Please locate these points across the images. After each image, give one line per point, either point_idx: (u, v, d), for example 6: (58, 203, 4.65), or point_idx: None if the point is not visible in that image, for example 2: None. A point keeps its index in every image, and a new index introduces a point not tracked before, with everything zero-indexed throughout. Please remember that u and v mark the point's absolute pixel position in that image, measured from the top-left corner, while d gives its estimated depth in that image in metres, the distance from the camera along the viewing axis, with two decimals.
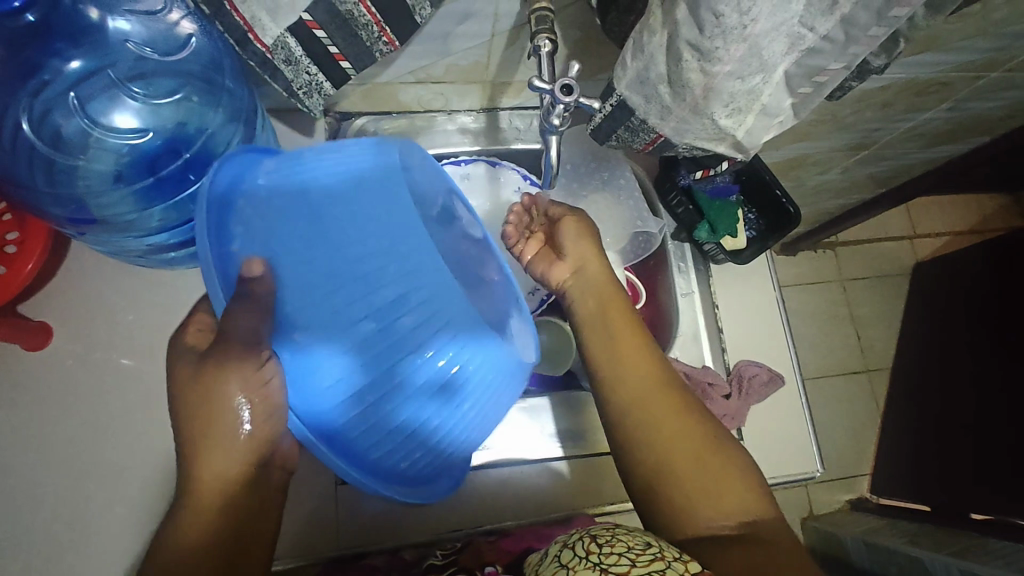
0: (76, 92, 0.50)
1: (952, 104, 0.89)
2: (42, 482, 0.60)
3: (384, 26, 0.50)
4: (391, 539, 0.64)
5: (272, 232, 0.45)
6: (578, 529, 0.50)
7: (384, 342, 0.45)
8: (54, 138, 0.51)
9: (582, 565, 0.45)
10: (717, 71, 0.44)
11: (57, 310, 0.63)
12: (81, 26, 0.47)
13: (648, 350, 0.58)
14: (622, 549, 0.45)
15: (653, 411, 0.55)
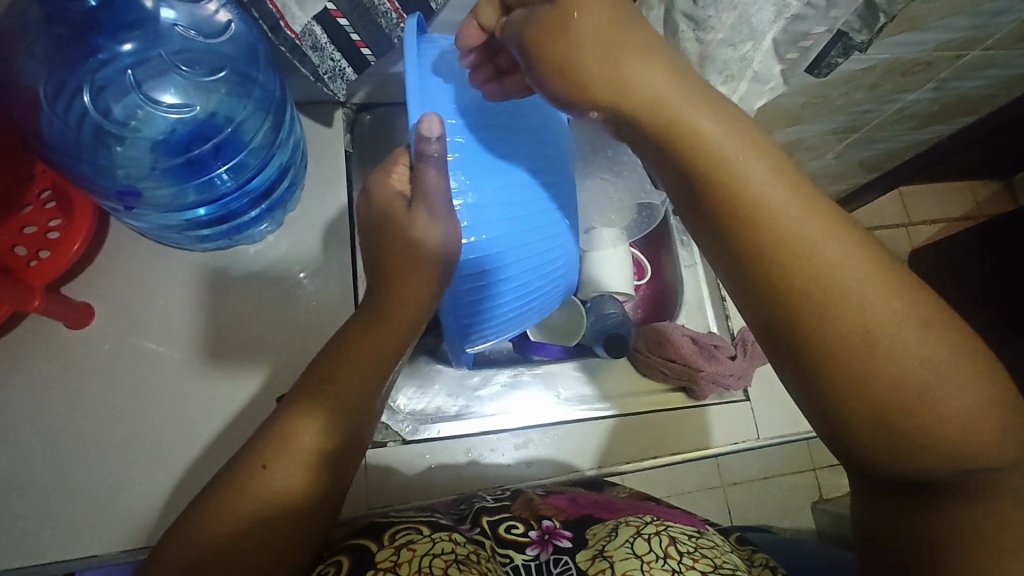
0: (133, 72, 0.55)
1: (936, 85, 0.94)
2: (87, 456, 0.63)
3: (401, 12, 0.55)
4: (425, 497, 0.67)
5: (454, 122, 0.50)
6: (654, 524, 0.53)
7: (527, 239, 0.53)
8: (104, 112, 0.55)
9: (658, 566, 0.49)
10: (711, 39, 0.48)
11: (95, 293, 0.67)
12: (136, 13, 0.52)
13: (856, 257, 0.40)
14: (701, 565, 0.49)
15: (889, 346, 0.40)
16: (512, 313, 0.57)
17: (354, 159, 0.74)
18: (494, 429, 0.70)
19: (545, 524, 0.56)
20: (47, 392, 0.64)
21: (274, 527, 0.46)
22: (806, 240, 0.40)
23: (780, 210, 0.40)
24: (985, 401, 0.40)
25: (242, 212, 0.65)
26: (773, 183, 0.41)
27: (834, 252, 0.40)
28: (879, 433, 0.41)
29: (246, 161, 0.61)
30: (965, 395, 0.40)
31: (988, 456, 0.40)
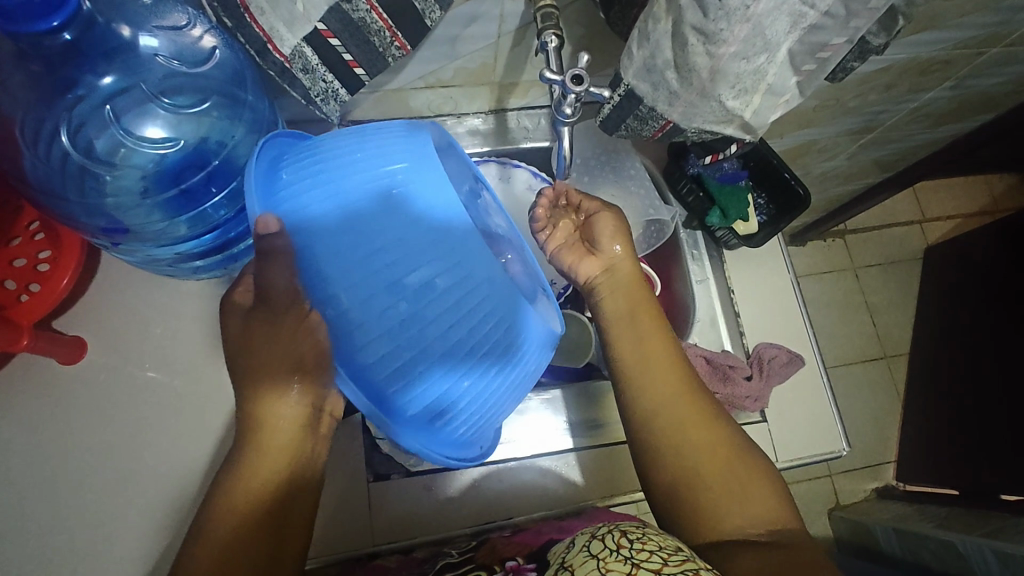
0: (111, 106, 0.53)
1: (955, 83, 0.90)
2: (81, 493, 0.61)
3: (395, 31, 0.52)
4: (413, 536, 0.64)
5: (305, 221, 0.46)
6: (607, 524, 0.50)
7: (417, 313, 0.45)
8: (87, 148, 0.53)
9: (613, 559, 0.45)
10: (723, 52, 0.45)
11: (88, 324, 0.65)
12: (115, 45, 0.50)
13: (666, 362, 0.58)
14: (653, 548, 0.45)
15: (690, 455, 0.55)
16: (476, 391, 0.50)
17: None
18: (501, 458, 0.68)
19: (506, 567, 0.54)
20: (40, 429, 0.62)
21: (254, 544, 0.48)
22: (658, 392, 0.57)
23: (640, 370, 0.58)
24: (754, 476, 0.54)
25: (238, 239, 0.63)
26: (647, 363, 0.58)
27: (650, 352, 0.59)
28: (679, 477, 0.54)
29: (240, 187, 0.60)
30: (734, 450, 0.55)
31: (778, 522, 0.52)
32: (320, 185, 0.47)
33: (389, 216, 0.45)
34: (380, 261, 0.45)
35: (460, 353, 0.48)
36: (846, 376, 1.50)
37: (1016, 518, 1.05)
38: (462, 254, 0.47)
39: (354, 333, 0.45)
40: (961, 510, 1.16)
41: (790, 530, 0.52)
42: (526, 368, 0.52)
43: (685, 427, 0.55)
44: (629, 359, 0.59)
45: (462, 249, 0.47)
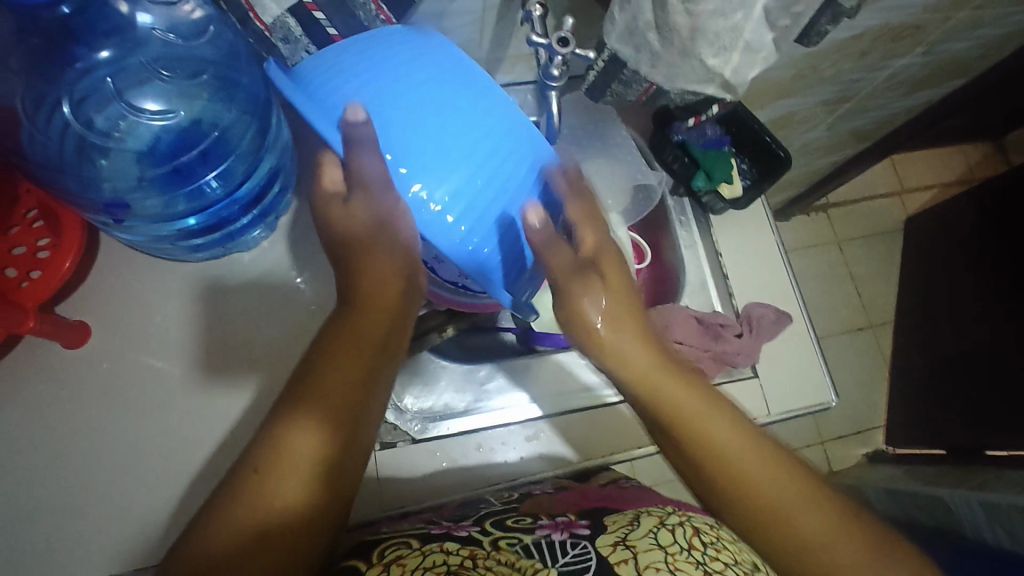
0: (110, 79, 0.56)
1: (926, 49, 0.93)
2: (89, 475, 0.62)
3: (379, 4, 0.54)
4: (432, 498, 0.66)
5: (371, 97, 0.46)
6: (677, 516, 0.54)
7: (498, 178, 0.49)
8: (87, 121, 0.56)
9: (682, 557, 0.48)
10: (701, 10, 0.47)
11: (88, 309, 0.65)
12: (114, 20, 0.53)
13: (693, 399, 0.55)
14: (723, 560, 0.49)
15: (751, 495, 0.54)
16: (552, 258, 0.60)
17: None
18: (502, 423, 0.69)
19: (562, 517, 0.55)
20: (47, 417, 0.63)
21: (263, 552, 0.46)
22: (713, 432, 0.55)
23: (688, 408, 0.55)
24: (829, 517, 0.54)
25: (233, 220, 0.64)
26: (714, 450, 0.54)
27: (693, 408, 0.55)
28: (738, 508, 0.54)
29: (234, 166, 0.61)
30: (789, 483, 0.54)
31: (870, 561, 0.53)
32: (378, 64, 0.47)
33: (451, 86, 0.48)
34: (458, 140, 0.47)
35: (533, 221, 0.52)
36: (834, 345, 1.53)
37: (1002, 471, 1.09)
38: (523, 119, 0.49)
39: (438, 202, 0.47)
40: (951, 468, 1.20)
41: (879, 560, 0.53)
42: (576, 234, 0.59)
43: (729, 471, 0.54)
44: (657, 394, 0.55)
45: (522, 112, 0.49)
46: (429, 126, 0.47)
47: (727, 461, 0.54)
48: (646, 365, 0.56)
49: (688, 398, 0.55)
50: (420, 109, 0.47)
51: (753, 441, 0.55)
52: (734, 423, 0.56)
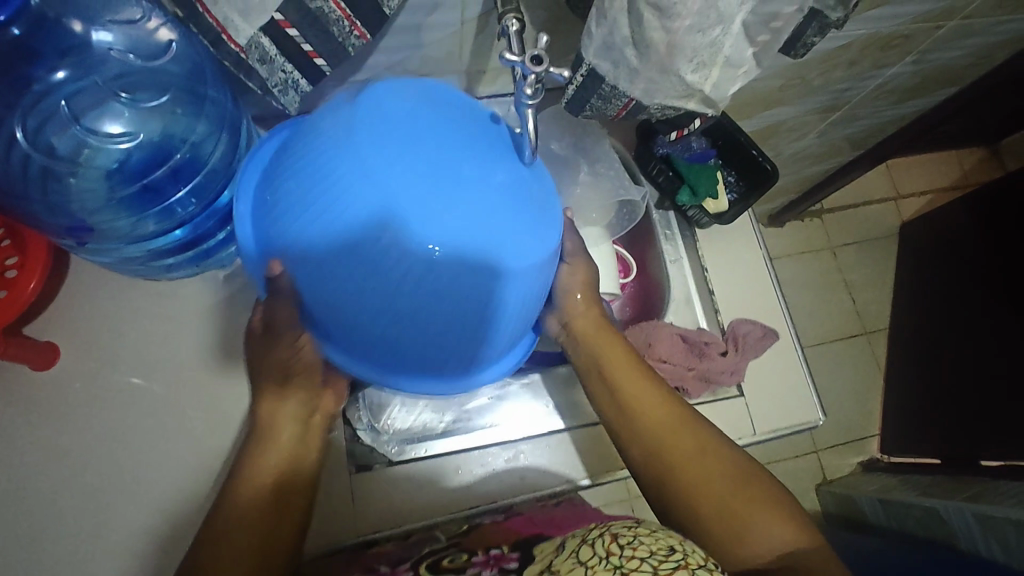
0: (69, 103, 0.55)
1: (916, 58, 0.92)
2: (57, 499, 0.61)
3: (353, 19, 0.53)
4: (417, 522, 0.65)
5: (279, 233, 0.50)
6: (598, 527, 0.49)
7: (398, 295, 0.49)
8: (51, 148, 0.56)
9: (602, 568, 0.44)
10: (678, 26, 0.46)
11: (58, 329, 0.64)
12: (69, 40, 0.52)
13: (632, 373, 0.63)
14: (644, 555, 0.44)
15: (676, 461, 0.60)
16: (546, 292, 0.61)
17: None
18: (480, 445, 0.68)
19: (489, 552, 0.55)
20: (16, 442, 0.61)
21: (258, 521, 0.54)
22: (636, 399, 0.62)
23: (619, 374, 0.63)
24: (748, 497, 0.58)
25: (209, 234, 0.64)
26: (642, 408, 0.62)
27: (624, 373, 0.63)
28: (662, 477, 0.60)
29: (206, 182, 0.61)
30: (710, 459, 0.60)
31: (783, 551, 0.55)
32: (285, 192, 0.50)
33: (335, 205, 0.47)
34: (348, 264, 0.48)
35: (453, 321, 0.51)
36: (828, 352, 1.52)
37: (996, 482, 1.08)
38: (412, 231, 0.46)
39: (350, 320, 0.51)
40: (944, 477, 1.19)
41: (802, 553, 0.55)
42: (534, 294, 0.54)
43: (656, 437, 0.61)
44: (597, 369, 0.64)
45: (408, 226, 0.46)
46: (325, 258, 0.48)
47: (643, 427, 0.61)
48: (592, 332, 0.64)
49: (621, 366, 0.63)
50: (309, 240, 0.49)
51: (675, 416, 0.62)
52: (668, 405, 0.62)
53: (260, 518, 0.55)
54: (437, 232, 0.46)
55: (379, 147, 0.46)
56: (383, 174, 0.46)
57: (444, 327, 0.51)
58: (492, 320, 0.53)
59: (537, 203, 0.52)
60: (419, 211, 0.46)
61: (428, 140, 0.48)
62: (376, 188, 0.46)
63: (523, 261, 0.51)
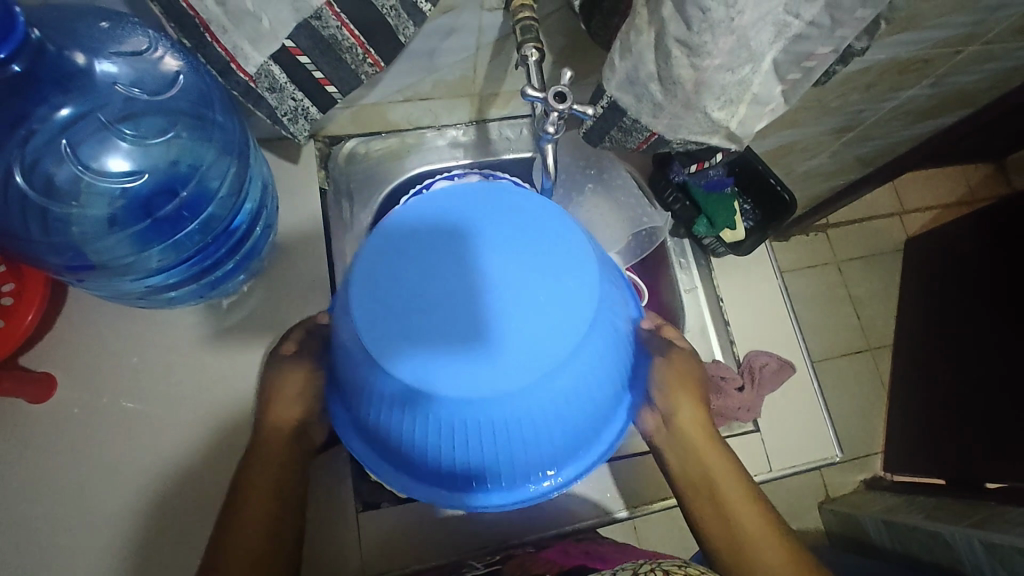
0: (67, 139, 0.54)
1: (934, 81, 0.90)
2: (51, 528, 0.62)
3: (368, 47, 0.50)
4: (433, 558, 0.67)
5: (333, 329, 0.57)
6: (648, 561, 0.50)
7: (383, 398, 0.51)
8: (46, 186, 0.54)
9: None
10: (708, 64, 0.44)
11: (59, 359, 0.65)
12: (67, 71, 0.51)
13: (724, 473, 0.61)
14: None
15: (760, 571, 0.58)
16: (596, 408, 0.54)
17: (328, 194, 0.75)
18: None
19: None
20: (11, 468, 0.63)
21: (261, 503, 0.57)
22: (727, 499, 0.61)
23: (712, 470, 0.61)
24: None
25: (217, 265, 0.64)
26: (736, 511, 0.60)
27: (716, 468, 0.61)
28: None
29: (214, 213, 0.60)
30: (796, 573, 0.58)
31: None
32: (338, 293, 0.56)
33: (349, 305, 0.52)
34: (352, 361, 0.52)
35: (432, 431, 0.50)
36: (833, 368, 1.47)
37: (1003, 506, 1.04)
38: (387, 334, 0.48)
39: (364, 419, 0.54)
40: (947, 499, 1.14)
41: None
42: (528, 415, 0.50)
43: (742, 542, 0.59)
44: (687, 465, 0.62)
45: (383, 331, 0.48)
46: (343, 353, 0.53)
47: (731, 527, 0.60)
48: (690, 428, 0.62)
49: (715, 462, 0.62)
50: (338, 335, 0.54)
51: (766, 525, 0.60)
52: (758, 512, 0.60)
53: (275, 504, 0.57)
54: (403, 372, 0.48)
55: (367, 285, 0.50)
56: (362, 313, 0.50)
57: (452, 450, 0.51)
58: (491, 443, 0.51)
59: (537, 328, 0.49)
60: (388, 354, 0.48)
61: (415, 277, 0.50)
62: (373, 293, 0.50)
63: (508, 399, 0.48)
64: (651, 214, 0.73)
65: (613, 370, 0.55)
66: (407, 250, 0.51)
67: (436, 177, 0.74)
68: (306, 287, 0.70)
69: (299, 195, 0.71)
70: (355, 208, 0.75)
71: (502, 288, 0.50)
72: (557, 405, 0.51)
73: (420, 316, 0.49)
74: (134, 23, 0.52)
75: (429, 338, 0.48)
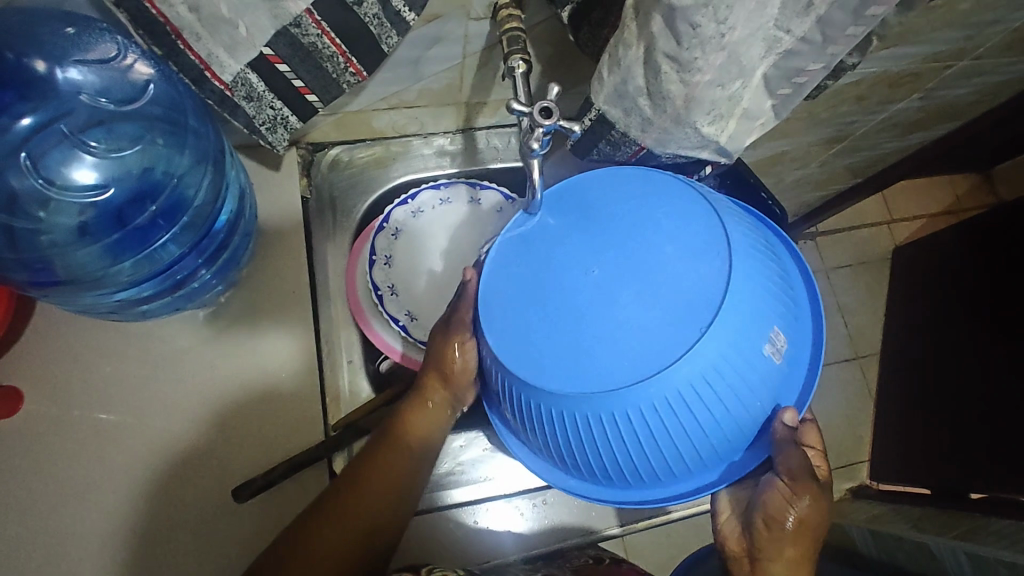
0: (27, 152, 0.53)
1: (924, 94, 0.90)
2: (16, 547, 0.60)
3: (349, 56, 0.49)
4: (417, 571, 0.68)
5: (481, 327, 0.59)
6: None
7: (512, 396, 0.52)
8: (10, 200, 0.53)
9: None
10: (698, 80, 0.43)
11: (27, 371, 0.63)
12: (30, 78, 0.51)
13: None
14: None
15: None
16: (740, 411, 0.49)
17: (311, 205, 0.72)
18: (477, 500, 0.71)
19: None
20: None
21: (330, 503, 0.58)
22: None
23: None
24: None
25: (191, 276, 0.62)
26: None
27: None
28: None
29: (189, 223, 0.59)
30: None
31: None
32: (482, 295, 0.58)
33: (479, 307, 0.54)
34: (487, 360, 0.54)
35: (559, 432, 0.50)
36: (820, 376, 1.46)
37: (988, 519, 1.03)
38: (509, 331, 0.50)
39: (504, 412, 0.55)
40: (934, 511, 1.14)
41: None
42: (651, 419, 0.47)
43: None
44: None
45: (504, 329, 0.50)
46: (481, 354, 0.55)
47: None
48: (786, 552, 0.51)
49: None
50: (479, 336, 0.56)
51: None
52: None
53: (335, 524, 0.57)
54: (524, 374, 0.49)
55: (516, 249, 0.52)
56: (502, 274, 0.52)
57: (580, 452, 0.51)
58: (594, 433, 0.49)
59: (660, 313, 0.47)
60: (518, 338, 0.49)
61: (555, 248, 0.51)
62: (502, 294, 0.51)
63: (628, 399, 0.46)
64: None
65: (746, 388, 0.48)
66: (532, 251, 0.52)
67: (424, 186, 0.73)
68: (287, 298, 0.68)
69: (279, 204, 0.70)
70: (339, 217, 0.73)
71: (638, 268, 0.49)
72: (669, 406, 0.47)
73: (543, 313, 0.50)
74: (102, 29, 0.49)
75: (550, 337, 0.49)
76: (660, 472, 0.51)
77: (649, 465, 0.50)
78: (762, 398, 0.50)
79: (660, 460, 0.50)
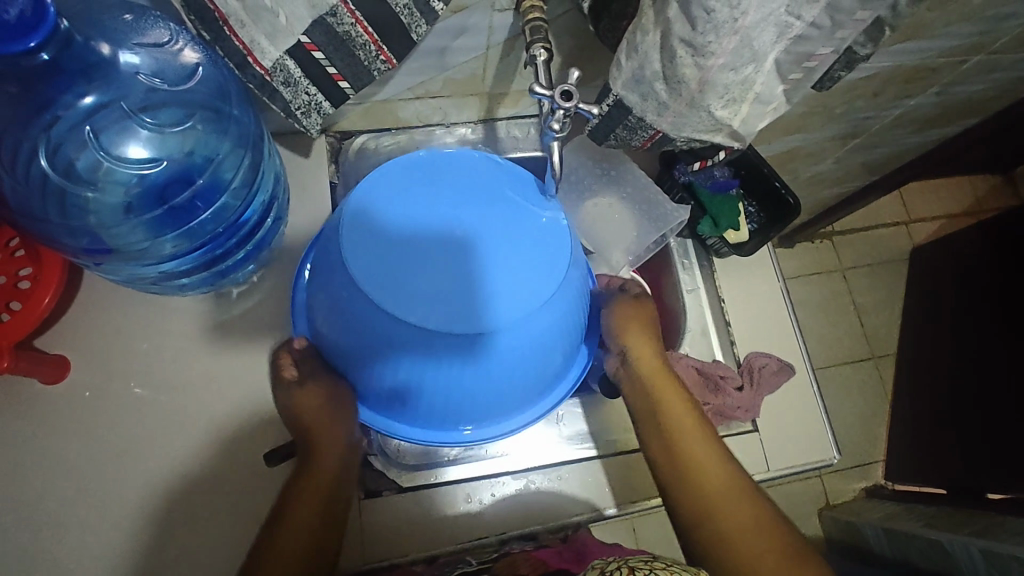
0: (90, 125, 0.57)
1: (940, 89, 0.91)
2: (57, 508, 0.63)
3: (381, 45, 0.52)
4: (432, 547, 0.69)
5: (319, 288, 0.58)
6: (617, 559, 0.58)
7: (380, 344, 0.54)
8: (67, 169, 0.57)
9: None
10: (712, 64, 0.45)
11: (71, 344, 0.67)
12: (93, 61, 0.52)
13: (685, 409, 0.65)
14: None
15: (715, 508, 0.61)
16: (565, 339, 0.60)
17: (338, 188, 0.76)
18: (494, 473, 0.73)
19: None
20: (22, 450, 0.64)
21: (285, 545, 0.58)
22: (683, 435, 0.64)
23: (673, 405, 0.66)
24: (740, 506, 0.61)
25: (226, 254, 0.66)
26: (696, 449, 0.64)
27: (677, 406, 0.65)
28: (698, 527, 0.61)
29: (227, 203, 0.62)
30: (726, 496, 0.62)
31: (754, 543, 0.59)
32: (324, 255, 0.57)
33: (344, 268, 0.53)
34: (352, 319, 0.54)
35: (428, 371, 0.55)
36: (835, 375, 1.47)
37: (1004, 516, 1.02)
38: (387, 285, 0.52)
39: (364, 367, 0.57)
40: (948, 509, 1.12)
41: None
42: (507, 350, 0.55)
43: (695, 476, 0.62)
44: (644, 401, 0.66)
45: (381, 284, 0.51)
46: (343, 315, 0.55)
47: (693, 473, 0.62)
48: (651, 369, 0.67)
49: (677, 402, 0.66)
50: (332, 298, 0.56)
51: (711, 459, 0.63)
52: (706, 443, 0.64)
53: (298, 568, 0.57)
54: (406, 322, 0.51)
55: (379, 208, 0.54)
56: (362, 227, 0.53)
57: (437, 388, 0.56)
58: (431, 361, 0.54)
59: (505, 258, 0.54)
60: (395, 288, 0.52)
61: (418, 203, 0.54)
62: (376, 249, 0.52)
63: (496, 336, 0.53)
64: (673, 211, 0.76)
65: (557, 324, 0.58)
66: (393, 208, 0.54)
67: None
68: None
69: (309, 190, 0.73)
70: None
71: (483, 219, 0.55)
72: (523, 337, 0.55)
73: (416, 267, 0.52)
74: (155, 16, 0.54)
75: (427, 289, 0.52)
76: (439, 402, 0.58)
77: (497, 392, 0.58)
78: (532, 369, 0.58)
79: (506, 386, 0.58)
